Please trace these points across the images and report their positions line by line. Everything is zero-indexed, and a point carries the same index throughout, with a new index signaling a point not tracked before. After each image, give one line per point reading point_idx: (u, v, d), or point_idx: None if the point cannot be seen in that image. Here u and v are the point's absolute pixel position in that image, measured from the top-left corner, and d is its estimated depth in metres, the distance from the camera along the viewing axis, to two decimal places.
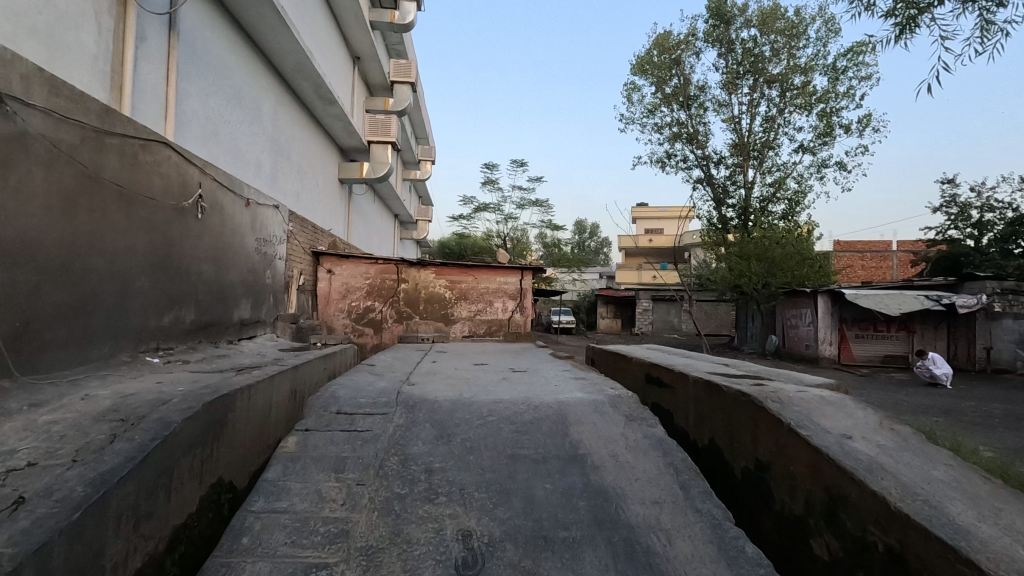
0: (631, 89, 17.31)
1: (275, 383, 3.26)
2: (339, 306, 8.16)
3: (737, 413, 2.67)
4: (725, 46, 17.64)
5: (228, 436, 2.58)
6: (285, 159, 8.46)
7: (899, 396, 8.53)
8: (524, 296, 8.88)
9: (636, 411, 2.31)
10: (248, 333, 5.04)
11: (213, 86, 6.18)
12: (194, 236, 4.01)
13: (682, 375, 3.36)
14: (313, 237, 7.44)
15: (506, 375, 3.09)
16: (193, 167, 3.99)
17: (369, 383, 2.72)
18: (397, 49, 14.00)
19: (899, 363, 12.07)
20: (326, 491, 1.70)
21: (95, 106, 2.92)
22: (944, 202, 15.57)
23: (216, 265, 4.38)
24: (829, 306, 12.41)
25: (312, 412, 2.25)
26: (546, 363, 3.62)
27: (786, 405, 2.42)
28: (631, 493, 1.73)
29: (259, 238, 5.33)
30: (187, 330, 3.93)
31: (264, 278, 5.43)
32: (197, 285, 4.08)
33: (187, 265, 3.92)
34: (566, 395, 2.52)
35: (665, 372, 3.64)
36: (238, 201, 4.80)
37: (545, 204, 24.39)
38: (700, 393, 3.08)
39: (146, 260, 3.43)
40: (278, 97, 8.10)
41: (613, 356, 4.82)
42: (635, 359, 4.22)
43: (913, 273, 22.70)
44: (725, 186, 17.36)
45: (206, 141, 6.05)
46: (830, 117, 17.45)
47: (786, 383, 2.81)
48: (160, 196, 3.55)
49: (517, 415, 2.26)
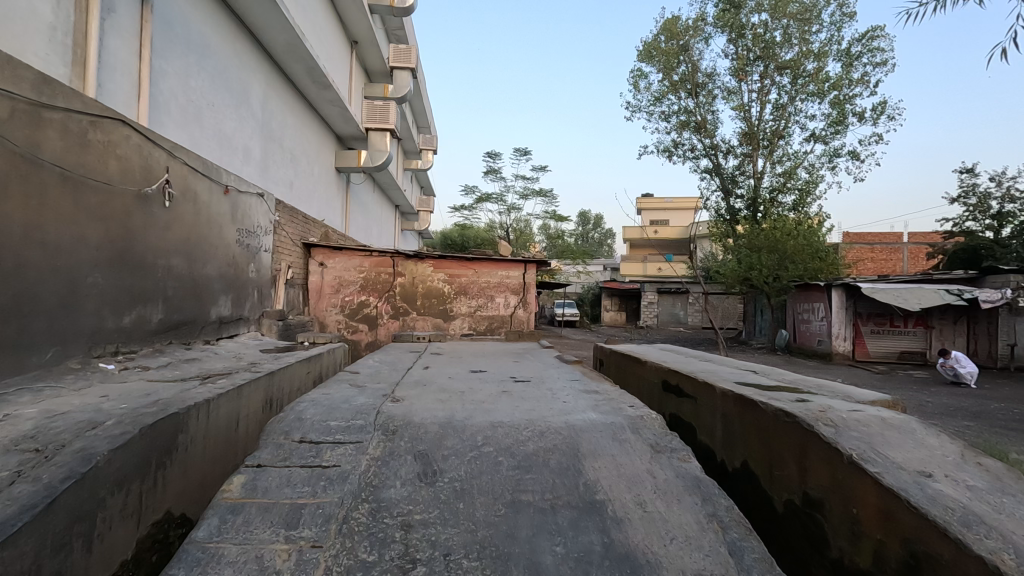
0: (638, 76, 16.78)
1: (245, 395, 2.87)
2: (332, 301, 7.75)
3: (778, 436, 2.27)
4: (735, 32, 17.07)
5: (179, 461, 2.20)
6: (276, 146, 8.03)
7: (923, 396, 8.10)
8: (527, 290, 8.48)
9: (663, 440, 1.90)
10: (228, 332, 4.65)
11: (195, 66, 5.76)
12: (161, 227, 3.60)
13: (708, 386, 2.95)
14: (304, 228, 7.02)
15: (506, 388, 2.68)
16: (159, 148, 3.57)
17: (346, 399, 2.32)
18: (398, 34, 13.49)
19: (917, 360, 11.64)
20: (270, 559, 1.30)
21: (29, 73, 2.51)
22: (963, 192, 15.01)
23: (188, 259, 3.99)
24: (844, 301, 11.94)
25: (269, 440, 1.85)
26: (552, 371, 3.20)
27: (842, 431, 2.02)
28: (667, 559, 1.33)
29: (241, 228, 4.93)
30: (153, 331, 3.54)
31: (246, 272, 5.03)
32: (166, 280, 3.68)
33: (152, 258, 3.52)
34: (576, 416, 2.11)
35: (686, 382, 3.24)
36: (214, 188, 4.39)
37: (548, 195, 23.87)
38: (731, 409, 2.68)
39: (101, 252, 3.02)
40: (268, 79, 7.66)
41: (624, 358, 4.41)
42: (650, 364, 3.81)
43: (926, 265, 22.17)
44: (734, 176, 16.84)
45: (188, 124, 5.64)
46: (844, 104, 16.87)
47: (834, 400, 2.40)
48: (117, 179, 3.14)
49: (519, 444, 1.86)
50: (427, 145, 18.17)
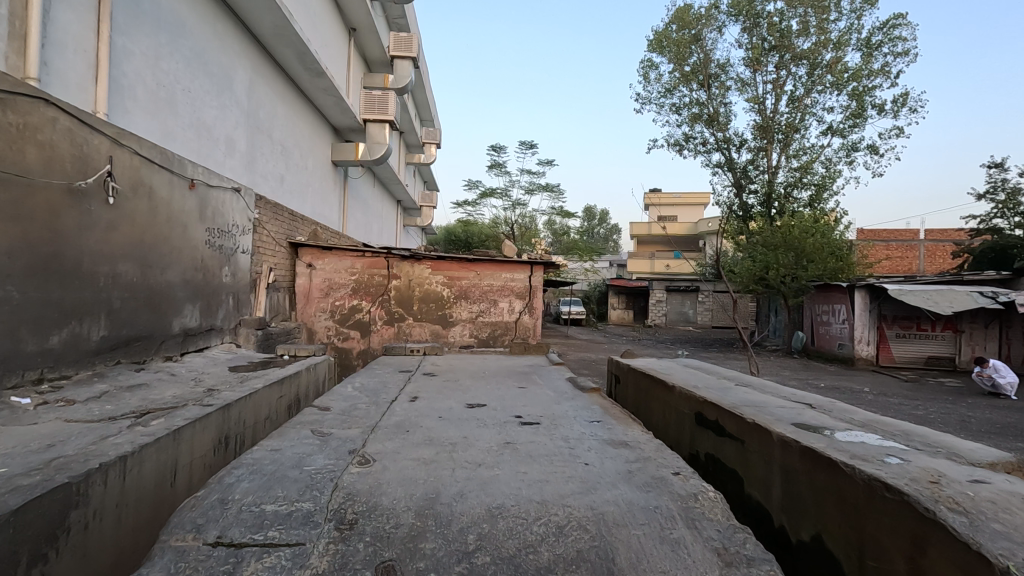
0: (648, 67, 16.01)
1: (187, 438, 2.30)
2: (321, 305, 7.21)
3: (873, 515, 1.69)
4: (750, 20, 16.29)
5: (70, 546, 1.63)
6: (264, 137, 7.48)
7: (960, 408, 7.46)
8: (533, 295, 7.92)
9: (734, 543, 1.33)
10: (195, 346, 4.12)
11: (166, 46, 5.18)
12: (103, 227, 3.06)
13: (762, 429, 2.36)
14: (290, 226, 6.45)
15: (509, 437, 2.10)
16: (98, 133, 3.01)
17: (298, 461, 1.75)
18: (399, 22, 12.84)
19: (945, 365, 10.98)
20: None
21: None
22: (990, 188, 14.28)
23: (142, 264, 3.45)
24: (868, 302, 11.34)
25: (166, 545, 1.27)
26: (565, 406, 2.62)
27: (980, 522, 1.44)
28: None
29: (212, 228, 4.38)
30: (93, 351, 3.00)
31: (218, 277, 4.48)
32: (110, 290, 3.13)
33: (92, 267, 2.97)
34: (604, 496, 1.53)
35: (729, 420, 2.66)
36: (177, 182, 3.84)
37: (555, 190, 23.09)
38: (796, 463, 2.10)
39: (15, 261, 2.47)
40: (254, 65, 7.07)
41: (645, 379, 3.84)
42: (679, 390, 3.25)
43: (944, 263, 21.44)
44: (747, 171, 16.06)
45: (158, 111, 5.08)
46: (863, 97, 16.10)
47: (945, 465, 1.82)
48: (37, 171, 2.59)
49: (526, 553, 1.28)
50: (431, 139, 17.50)
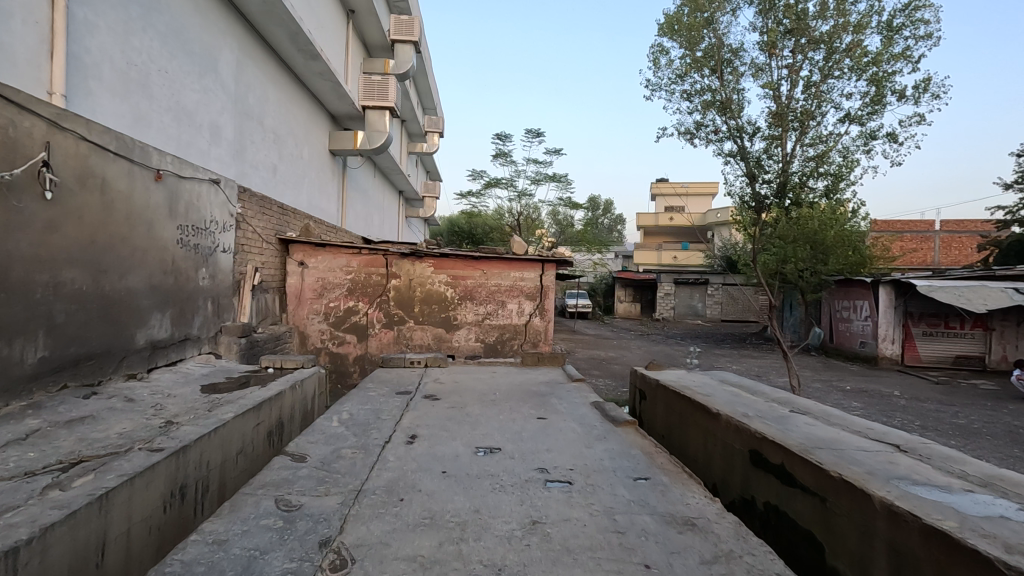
0: (658, 51, 15.16)
1: (122, 500, 1.79)
2: (315, 307, 6.72)
3: None
4: (766, 3, 14.96)
5: None
6: (254, 124, 6.94)
7: (1003, 416, 6.92)
8: (544, 295, 7.39)
9: None
10: (166, 358, 3.65)
11: (137, 20, 4.62)
12: (40, 227, 2.56)
13: (856, 489, 1.84)
14: (279, 220, 5.95)
15: (535, 510, 1.60)
16: (30, 115, 2.51)
17: (245, 567, 1.25)
18: (400, 5, 12.20)
19: (974, 365, 10.44)
20: None
21: None
22: (1018, 177, 13.65)
23: (95, 271, 2.94)
24: (892, 299, 10.81)
25: None
26: (597, 452, 2.13)
27: None
28: None
29: (185, 225, 3.87)
30: (27, 376, 2.51)
31: (192, 279, 3.98)
32: (52, 303, 2.63)
33: (23, 276, 2.46)
34: None
35: (802, 468, 2.13)
36: (139, 172, 3.33)
37: (562, 180, 22.29)
38: (918, 545, 1.58)
39: None
40: (240, 45, 6.50)
41: (681, 401, 3.29)
42: (728, 421, 2.71)
43: (960, 255, 20.83)
44: (761, 160, 15.29)
45: (129, 93, 4.54)
46: (883, 82, 15.37)
47: None
48: None
49: None
50: (433, 127, 16.83)
